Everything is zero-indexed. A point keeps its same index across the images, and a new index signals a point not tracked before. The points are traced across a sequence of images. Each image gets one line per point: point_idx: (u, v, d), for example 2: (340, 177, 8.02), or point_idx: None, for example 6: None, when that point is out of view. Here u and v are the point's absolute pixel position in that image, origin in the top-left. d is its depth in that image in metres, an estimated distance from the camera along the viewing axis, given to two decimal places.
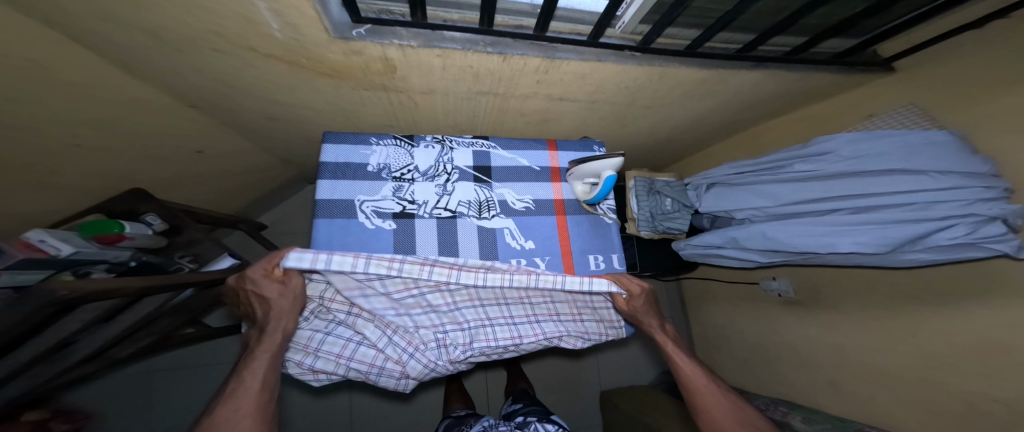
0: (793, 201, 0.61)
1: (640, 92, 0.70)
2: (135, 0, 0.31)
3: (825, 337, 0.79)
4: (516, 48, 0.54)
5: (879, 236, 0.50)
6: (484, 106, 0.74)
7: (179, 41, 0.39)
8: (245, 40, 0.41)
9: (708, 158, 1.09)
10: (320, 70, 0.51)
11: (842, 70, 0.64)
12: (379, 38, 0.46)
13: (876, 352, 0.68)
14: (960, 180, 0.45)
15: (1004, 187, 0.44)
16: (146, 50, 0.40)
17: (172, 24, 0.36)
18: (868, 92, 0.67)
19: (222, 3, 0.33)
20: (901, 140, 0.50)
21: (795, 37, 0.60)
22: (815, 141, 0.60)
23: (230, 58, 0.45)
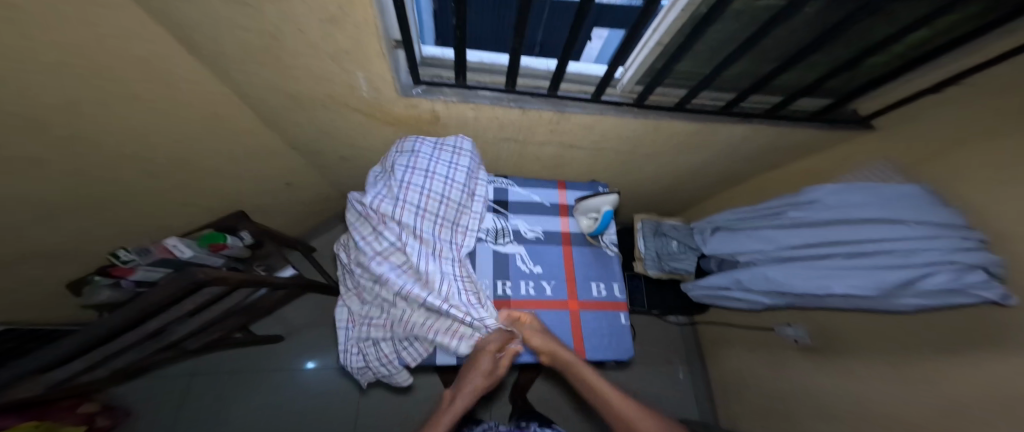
0: (791, 246, 0.66)
1: (642, 142, 0.80)
2: (276, 68, 0.48)
3: (849, 391, 0.73)
4: (533, 104, 0.68)
5: (869, 280, 0.52)
6: (507, 151, 0.87)
7: (291, 94, 0.55)
8: (340, 98, 0.57)
9: (713, 205, 1.14)
10: (387, 120, 0.66)
11: (822, 124, 0.74)
12: (430, 95, 0.61)
13: (894, 406, 0.63)
14: (935, 229, 0.49)
15: (980, 237, 0.47)
16: (267, 101, 0.57)
17: (295, 84, 0.52)
18: (852, 148, 0.75)
19: (331, 71, 0.49)
20: (877, 193, 0.57)
21: (776, 97, 0.71)
22: (805, 192, 0.67)
23: (327, 112, 0.61)
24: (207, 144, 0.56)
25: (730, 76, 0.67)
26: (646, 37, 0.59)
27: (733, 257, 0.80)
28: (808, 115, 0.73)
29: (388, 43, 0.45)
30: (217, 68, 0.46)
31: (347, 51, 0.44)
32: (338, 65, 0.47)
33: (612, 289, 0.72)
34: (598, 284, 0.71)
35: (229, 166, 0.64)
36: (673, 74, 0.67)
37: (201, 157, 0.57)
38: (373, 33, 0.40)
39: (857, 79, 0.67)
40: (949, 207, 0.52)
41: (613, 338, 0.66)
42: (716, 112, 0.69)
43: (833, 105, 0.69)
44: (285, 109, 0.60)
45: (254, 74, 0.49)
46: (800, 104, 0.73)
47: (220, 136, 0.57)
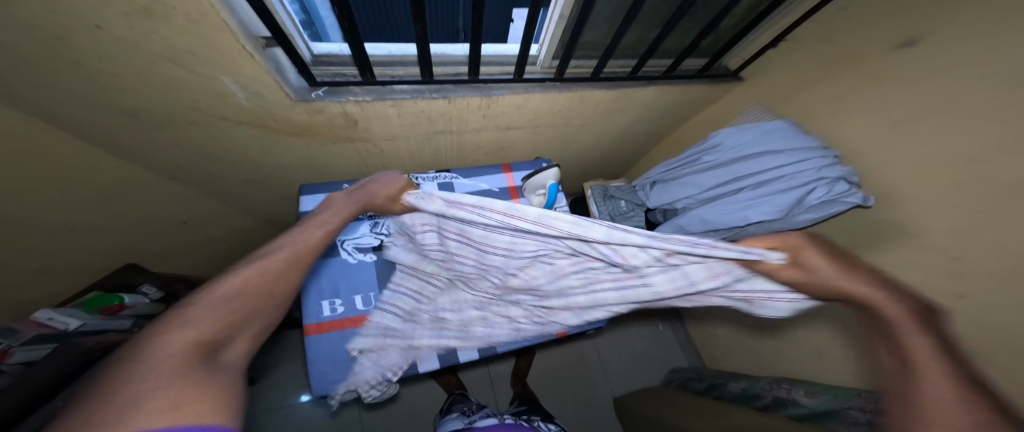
0: (709, 187, 0.72)
1: (572, 114, 0.82)
2: (119, 86, 0.41)
3: (789, 303, 0.84)
4: (458, 92, 0.66)
5: (775, 204, 0.60)
6: (443, 143, 0.84)
7: (154, 116, 0.48)
8: (215, 110, 0.50)
9: (649, 162, 1.22)
10: (289, 130, 0.60)
11: (713, 82, 0.80)
12: (336, 97, 0.56)
13: (828, 311, 0.74)
14: (805, 154, 0.59)
15: (834, 154, 0.59)
16: (130, 130, 0.49)
17: (155, 103, 0.45)
18: (742, 94, 0.82)
19: (193, 81, 0.43)
20: (760, 130, 0.66)
21: (667, 59, 0.75)
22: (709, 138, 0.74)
23: (205, 129, 0.54)
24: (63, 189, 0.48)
25: (629, 42, 0.71)
26: (551, 12, 0.60)
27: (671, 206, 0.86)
28: (696, 71, 0.77)
29: (253, 41, 0.40)
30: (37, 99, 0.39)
31: (199, 53, 0.39)
32: (188, 70, 0.41)
33: None
34: None
35: (104, 210, 0.56)
36: (583, 46, 0.70)
37: (61, 207, 0.48)
38: (225, 30, 0.36)
39: (725, 33, 0.73)
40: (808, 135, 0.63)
41: None
42: (624, 78, 0.71)
43: (710, 62, 0.74)
44: (159, 133, 0.52)
45: (99, 99, 0.42)
46: (687, 63, 0.77)
47: (75, 178, 0.48)
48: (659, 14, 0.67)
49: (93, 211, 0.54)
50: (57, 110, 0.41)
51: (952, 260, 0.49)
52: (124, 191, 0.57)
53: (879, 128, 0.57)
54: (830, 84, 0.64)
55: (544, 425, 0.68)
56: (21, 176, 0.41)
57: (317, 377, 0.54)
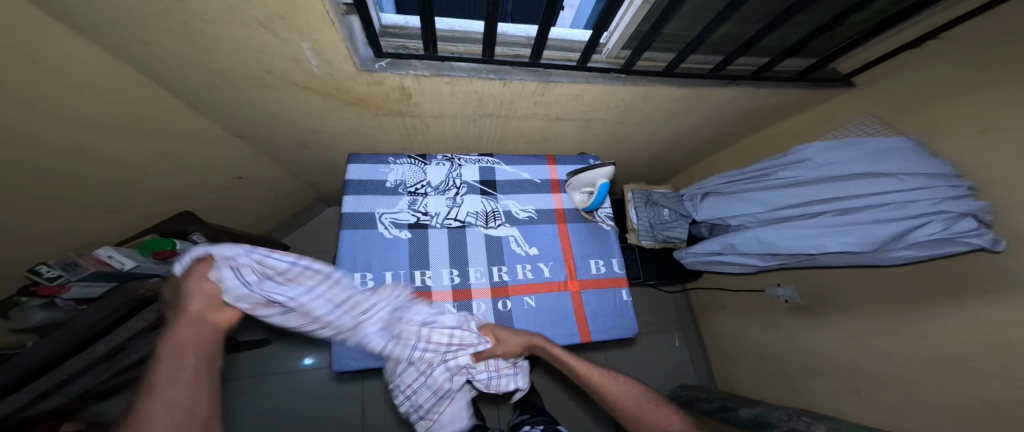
0: (781, 206, 0.66)
1: (631, 110, 0.76)
2: (205, 46, 0.39)
3: (840, 341, 0.77)
4: (515, 74, 0.62)
5: (863, 235, 0.53)
6: (488, 127, 0.81)
7: (234, 78, 0.47)
8: (285, 76, 0.48)
9: (702, 170, 1.14)
10: (348, 99, 0.58)
11: (807, 86, 0.72)
12: (396, 70, 0.54)
13: (890, 358, 0.67)
14: (925, 181, 0.50)
15: (967, 186, 0.49)
16: (206, 89, 0.49)
17: (233, 65, 0.44)
18: (837, 105, 0.76)
19: (273, 45, 0.41)
20: (868, 147, 0.57)
21: (761, 58, 0.68)
22: (793, 151, 0.66)
23: (272, 93, 0.53)
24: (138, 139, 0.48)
25: (718, 37, 0.64)
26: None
27: (723, 221, 0.79)
28: (792, 74, 0.70)
29: (337, 7, 0.38)
30: (134, 55, 0.38)
31: (290, 20, 0.36)
32: (274, 35, 0.39)
33: (612, 265, 0.70)
34: (597, 261, 0.68)
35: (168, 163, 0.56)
36: (661, 38, 0.64)
37: (137, 155, 0.49)
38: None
39: (843, 36, 0.67)
40: (936, 159, 0.53)
41: (615, 315, 0.64)
42: (703, 75, 0.65)
43: (816, 64, 0.66)
44: (232, 94, 0.51)
45: (190, 60, 0.41)
46: (784, 64, 0.70)
47: (150, 130, 0.49)
48: (763, 9, 0.60)
49: (164, 163, 0.55)
50: (146, 63, 0.40)
51: None
52: (191, 148, 0.58)
53: (1010, 169, 0.48)
54: (954, 109, 0.56)
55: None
56: (103, 125, 0.42)
57: (340, 353, 0.51)
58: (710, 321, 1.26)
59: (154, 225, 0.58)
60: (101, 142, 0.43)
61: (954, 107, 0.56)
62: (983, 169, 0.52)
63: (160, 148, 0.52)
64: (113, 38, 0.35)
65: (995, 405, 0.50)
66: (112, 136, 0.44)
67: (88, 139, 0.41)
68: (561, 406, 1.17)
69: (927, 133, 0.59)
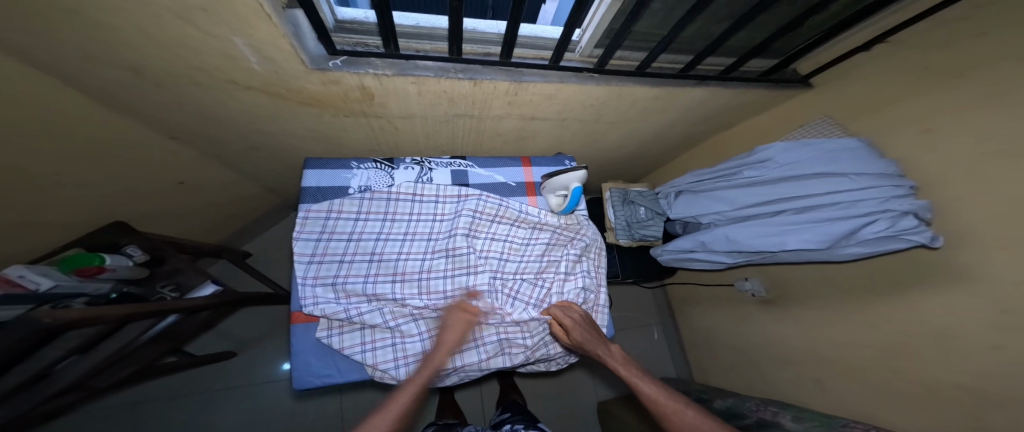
0: (746, 205, 0.67)
1: (605, 110, 0.75)
2: (119, 41, 0.35)
3: (801, 332, 0.81)
4: (485, 74, 0.60)
5: (820, 233, 0.55)
6: (461, 127, 0.78)
7: (163, 75, 0.43)
8: (222, 73, 0.45)
9: (677, 167, 1.16)
10: (302, 100, 0.55)
11: (772, 86, 0.74)
12: (354, 68, 0.51)
13: (844, 346, 0.71)
14: (874, 181, 0.53)
15: (910, 186, 0.52)
16: (132, 86, 0.44)
17: (161, 62, 0.40)
18: (797, 104, 0.78)
19: (205, 41, 0.37)
20: (826, 148, 0.59)
21: (728, 59, 0.70)
22: (758, 150, 0.67)
23: (207, 91, 0.49)
24: (52, 141, 0.44)
25: (686, 37, 0.64)
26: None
27: (695, 220, 0.80)
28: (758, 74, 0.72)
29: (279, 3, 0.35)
30: (40, 54, 0.34)
31: (227, 18, 0.34)
32: (202, 30, 0.35)
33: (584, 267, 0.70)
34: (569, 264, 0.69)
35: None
36: (633, 35, 0.64)
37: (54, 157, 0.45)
38: None
39: (804, 37, 0.68)
40: (884, 159, 0.55)
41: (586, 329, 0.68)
42: (674, 75, 0.65)
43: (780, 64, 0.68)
44: (169, 93, 0.47)
45: (107, 56, 0.37)
46: (749, 64, 0.72)
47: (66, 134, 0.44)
48: (729, 8, 0.61)
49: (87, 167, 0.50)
50: (52, 61, 0.36)
51: (1006, 313, 0.45)
52: (116, 149, 0.53)
53: (959, 170, 0.50)
54: (900, 110, 0.59)
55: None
56: (7, 130, 0.37)
57: (302, 370, 0.55)
58: (684, 315, 1.30)
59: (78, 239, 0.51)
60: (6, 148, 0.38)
61: (905, 106, 0.59)
62: (930, 169, 0.54)
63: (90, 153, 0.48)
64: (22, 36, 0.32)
65: (938, 390, 0.54)
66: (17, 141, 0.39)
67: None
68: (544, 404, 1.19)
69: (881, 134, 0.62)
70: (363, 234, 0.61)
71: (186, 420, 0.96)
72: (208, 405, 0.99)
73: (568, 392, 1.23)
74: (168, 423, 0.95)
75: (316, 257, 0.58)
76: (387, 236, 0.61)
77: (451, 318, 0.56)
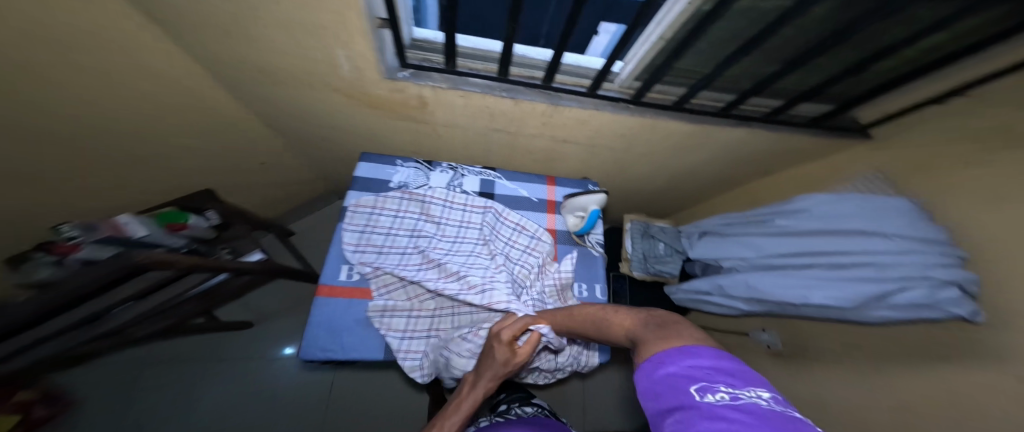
0: (775, 254, 0.66)
1: (636, 141, 0.78)
2: (233, 31, 0.45)
3: (815, 392, 0.75)
4: (527, 95, 0.65)
5: (844, 292, 0.53)
6: (496, 142, 0.84)
7: (257, 62, 0.53)
8: (301, 65, 0.54)
9: (707, 208, 1.15)
10: (369, 102, 0.65)
11: (822, 134, 0.72)
12: (418, 80, 0.59)
13: (856, 410, 0.65)
14: (918, 246, 0.49)
15: (961, 255, 0.47)
16: (230, 66, 0.54)
17: (261, 52, 0.50)
18: (842, 159, 0.75)
19: (292, 36, 0.46)
20: (869, 204, 0.56)
21: (777, 100, 0.68)
22: (796, 200, 0.67)
23: (290, 81, 0.58)
24: (154, 106, 0.53)
25: (730, 77, 0.62)
26: (650, 28, 0.51)
27: (717, 262, 0.80)
28: (807, 120, 0.69)
29: (372, 21, 0.44)
30: (178, 29, 0.45)
31: (331, 27, 0.44)
32: (318, 42, 0.48)
33: (595, 290, 0.70)
34: (580, 284, 0.70)
35: (181, 128, 0.61)
36: (674, 72, 0.63)
37: (157, 113, 0.55)
38: (356, 8, 0.40)
39: None
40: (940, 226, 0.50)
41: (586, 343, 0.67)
42: (714, 114, 0.66)
43: (834, 112, 0.65)
44: (256, 76, 0.57)
45: (218, 39, 0.47)
46: (802, 108, 0.69)
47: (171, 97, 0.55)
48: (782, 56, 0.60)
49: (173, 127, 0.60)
50: (189, 39, 0.48)
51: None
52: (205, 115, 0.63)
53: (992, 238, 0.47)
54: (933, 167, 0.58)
55: (521, 412, 0.63)
56: (120, 84, 0.46)
57: (309, 342, 0.56)
58: None
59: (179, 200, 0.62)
60: (116, 98, 0.47)
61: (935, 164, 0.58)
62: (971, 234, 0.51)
63: (183, 115, 0.59)
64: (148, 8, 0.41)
65: None
66: (129, 95, 0.49)
67: (105, 95, 0.46)
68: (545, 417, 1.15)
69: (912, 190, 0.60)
70: (403, 227, 0.67)
71: (187, 377, 1.01)
72: (211, 367, 1.04)
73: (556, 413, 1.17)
74: (170, 377, 1.00)
75: (360, 246, 0.64)
76: (423, 232, 0.67)
77: (497, 353, 0.48)
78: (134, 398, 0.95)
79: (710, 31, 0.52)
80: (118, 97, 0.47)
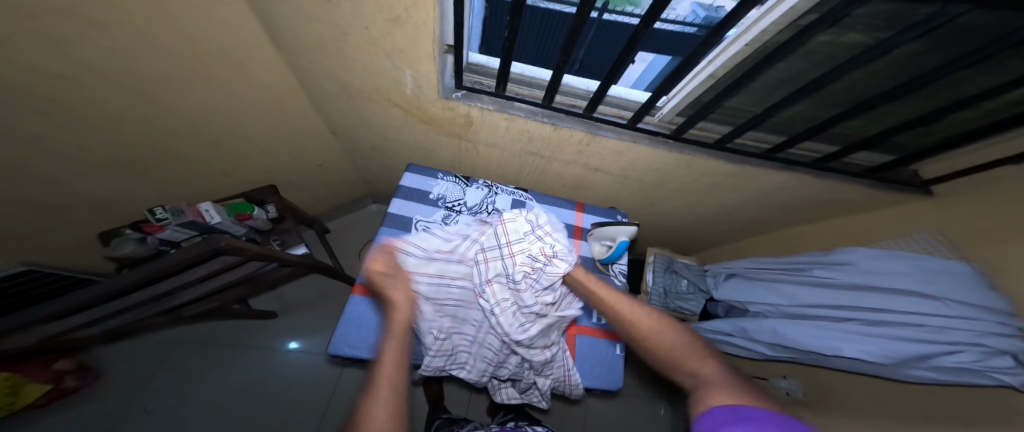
0: (808, 304, 0.65)
1: (668, 175, 0.80)
2: (317, 44, 0.52)
3: None
4: (566, 122, 0.69)
5: (884, 348, 0.51)
6: (531, 164, 0.88)
7: (331, 71, 0.59)
8: (367, 79, 0.60)
9: (736, 250, 1.13)
10: (422, 118, 0.71)
11: (871, 185, 0.71)
12: (468, 101, 0.64)
13: None
14: (970, 312, 0.48)
15: (1019, 326, 0.46)
16: (304, 69, 0.61)
17: (336, 62, 0.56)
18: (885, 215, 0.75)
19: (362, 53, 0.52)
20: (918, 264, 0.55)
21: (829, 146, 0.69)
22: (837, 252, 0.66)
23: (354, 90, 0.64)
24: (236, 99, 0.61)
25: (780, 119, 0.65)
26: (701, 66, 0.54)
27: (742, 305, 0.79)
28: (861, 170, 0.70)
29: (440, 47, 0.50)
30: (275, 35, 0.53)
31: (404, 51, 0.50)
32: (393, 63, 0.54)
33: None
34: (600, 311, 0.69)
35: (247, 122, 0.67)
36: (721, 110, 0.66)
37: (230, 104, 0.61)
38: (429, 36, 0.46)
39: None
40: (992, 288, 0.49)
41: (607, 366, 0.64)
42: (757, 155, 0.68)
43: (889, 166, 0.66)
44: (326, 80, 0.63)
45: (304, 49, 0.54)
46: (854, 157, 0.70)
47: (247, 93, 0.61)
48: (825, 105, 0.59)
49: (241, 119, 0.66)
50: (280, 42, 0.55)
51: None
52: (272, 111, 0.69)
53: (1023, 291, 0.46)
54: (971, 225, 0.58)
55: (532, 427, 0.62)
56: (206, 74, 0.52)
57: (338, 337, 0.56)
58: None
59: (245, 192, 0.71)
60: (197, 87, 0.54)
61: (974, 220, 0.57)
62: None
63: (252, 110, 0.65)
64: (252, 17, 0.49)
65: None
66: (209, 86, 0.55)
67: (189, 83, 0.52)
68: None
69: (946, 242, 0.59)
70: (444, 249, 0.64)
71: (197, 362, 1.02)
72: (221, 353, 1.05)
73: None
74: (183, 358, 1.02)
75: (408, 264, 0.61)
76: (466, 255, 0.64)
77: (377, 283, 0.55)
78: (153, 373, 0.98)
79: (760, 77, 0.56)
80: (197, 87, 0.54)
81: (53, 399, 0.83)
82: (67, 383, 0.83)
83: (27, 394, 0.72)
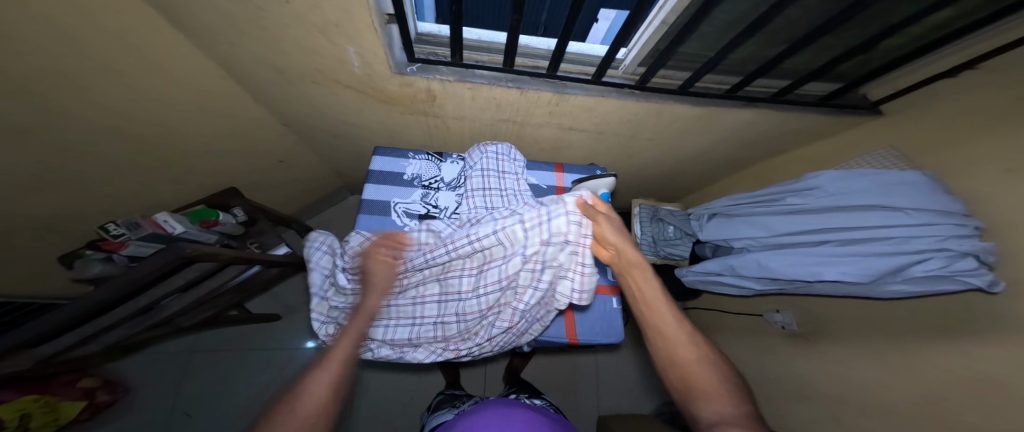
0: (785, 232, 0.65)
1: (644, 125, 0.78)
2: (241, 28, 0.48)
3: (827, 369, 0.74)
4: (533, 84, 0.64)
5: (862, 267, 0.52)
6: (504, 132, 0.85)
7: (266, 57, 0.55)
8: (309, 60, 0.55)
9: (716, 192, 1.13)
10: (382, 98, 0.67)
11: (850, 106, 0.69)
12: (426, 74, 0.60)
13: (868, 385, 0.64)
14: (934, 219, 0.48)
15: (977, 225, 0.46)
16: (238, 59, 0.57)
17: (269, 47, 0.52)
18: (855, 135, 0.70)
19: (292, 32, 0.48)
20: (879, 178, 0.55)
21: (780, 81, 0.66)
22: (805, 177, 0.64)
23: (296, 74, 0.60)
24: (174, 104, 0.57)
25: (737, 58, 0.62)
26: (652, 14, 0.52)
27: (726, 243, 0.79)
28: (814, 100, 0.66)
29: (381, 18, 0.46)
30: (192, 26, 0.48)
31: (338, 25, 0.46)
32: (329, 40, 0.50)
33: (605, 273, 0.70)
34: None
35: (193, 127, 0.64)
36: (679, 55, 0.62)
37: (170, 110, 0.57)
38: (363, 7, 0.41)
39: None
40: (953, 195, 0.50)
41: (602, 319, 0.66)
42: (720, 96, 0.65)
43: (841, 90, 0.62)
44: (265, 68, 0.59)
45: (230, 37, 0.50)
46: (806, 88, 0.66)
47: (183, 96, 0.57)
48: (794, 30, 0.55)
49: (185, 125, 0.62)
50: (201, 33, 0.50)
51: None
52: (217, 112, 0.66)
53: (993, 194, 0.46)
54: None
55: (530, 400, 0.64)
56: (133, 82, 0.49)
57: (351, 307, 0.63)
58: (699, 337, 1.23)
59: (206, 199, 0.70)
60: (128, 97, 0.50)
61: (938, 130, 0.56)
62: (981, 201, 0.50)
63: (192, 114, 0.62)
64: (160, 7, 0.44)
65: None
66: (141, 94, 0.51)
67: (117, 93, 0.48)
68: (571, 393, 1.19)
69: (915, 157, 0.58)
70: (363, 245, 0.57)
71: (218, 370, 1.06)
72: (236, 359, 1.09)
73: (570, 388, 1.21)
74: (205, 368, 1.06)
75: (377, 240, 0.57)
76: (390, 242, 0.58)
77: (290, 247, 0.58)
78: (184, 384, 1.03)
79: (711, 17, 0.54)
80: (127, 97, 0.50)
81: (95, 413, 0.87)
82: (101, 397, 0.86)
83: (67, 410, 0.75)
